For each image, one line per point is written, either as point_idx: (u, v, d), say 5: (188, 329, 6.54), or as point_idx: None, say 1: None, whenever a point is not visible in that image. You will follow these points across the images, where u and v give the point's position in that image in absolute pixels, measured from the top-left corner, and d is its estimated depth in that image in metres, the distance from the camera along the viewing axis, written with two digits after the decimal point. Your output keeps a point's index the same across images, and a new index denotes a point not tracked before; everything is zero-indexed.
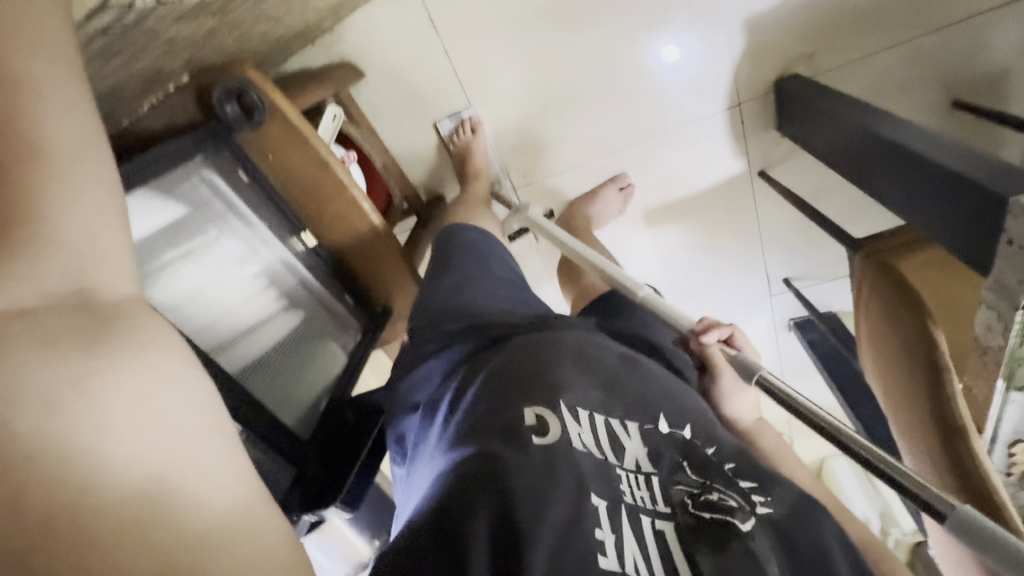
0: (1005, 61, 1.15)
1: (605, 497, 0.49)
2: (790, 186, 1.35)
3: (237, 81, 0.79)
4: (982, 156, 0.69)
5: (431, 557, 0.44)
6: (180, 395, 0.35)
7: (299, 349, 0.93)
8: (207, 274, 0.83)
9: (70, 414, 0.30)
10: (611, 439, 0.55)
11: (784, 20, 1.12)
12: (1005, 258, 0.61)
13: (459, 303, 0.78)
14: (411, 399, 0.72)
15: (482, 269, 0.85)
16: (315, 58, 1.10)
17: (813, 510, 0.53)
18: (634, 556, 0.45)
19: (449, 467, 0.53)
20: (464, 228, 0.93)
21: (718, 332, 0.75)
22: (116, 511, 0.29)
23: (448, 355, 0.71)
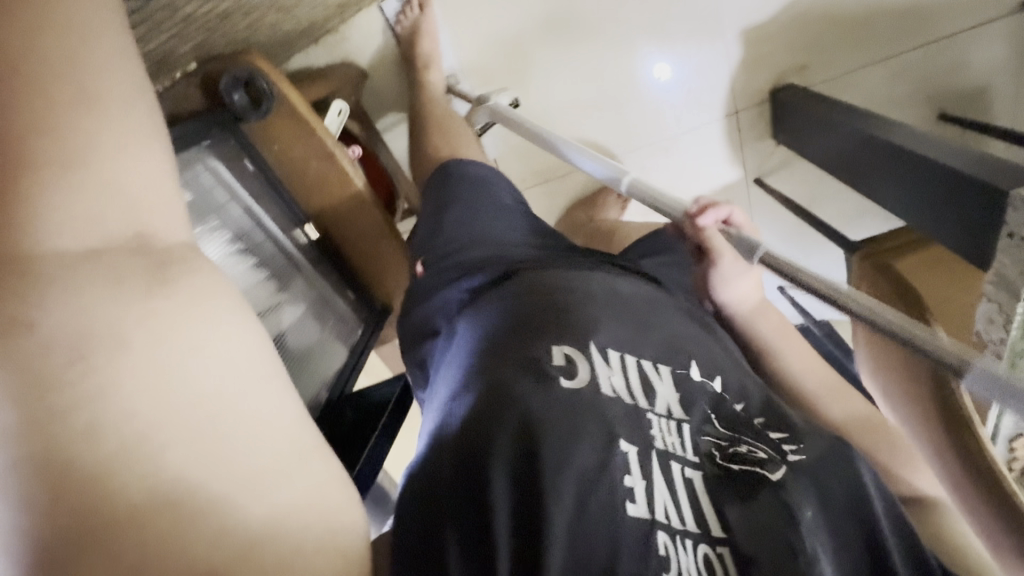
0: (988, 75, 1.21)
1: (637, 443, 0.49)
2: (786, 193, 1.38)
3: (246, 70, 0.78)
4: (978, 156, 0.72)
5: (456, 477, 0.46)
6: (217, 354, 0.35)
7: (304, 340, 0.91)
8: (227, 248, 0.83)
9: (105, 391, 0.31)
10: (644, 384, 0.55)
11: (780, 32, 1.16)
12: (1006, 251, 0.63)
13: (476, 237, 0.73)
14: (429, 325, 0.70)
15: (480, 195, 0.78)
16: (320, 58, 1.11)
17: (844, 455, 0.55)
18: (664, 505, 0.47)
19: (471, 390, 0.53)
20: (465, 163, 0.84)
21: (716, 212, 0.72)
22: (137, 513, 0.29)
23: (465, 281, 0.69)
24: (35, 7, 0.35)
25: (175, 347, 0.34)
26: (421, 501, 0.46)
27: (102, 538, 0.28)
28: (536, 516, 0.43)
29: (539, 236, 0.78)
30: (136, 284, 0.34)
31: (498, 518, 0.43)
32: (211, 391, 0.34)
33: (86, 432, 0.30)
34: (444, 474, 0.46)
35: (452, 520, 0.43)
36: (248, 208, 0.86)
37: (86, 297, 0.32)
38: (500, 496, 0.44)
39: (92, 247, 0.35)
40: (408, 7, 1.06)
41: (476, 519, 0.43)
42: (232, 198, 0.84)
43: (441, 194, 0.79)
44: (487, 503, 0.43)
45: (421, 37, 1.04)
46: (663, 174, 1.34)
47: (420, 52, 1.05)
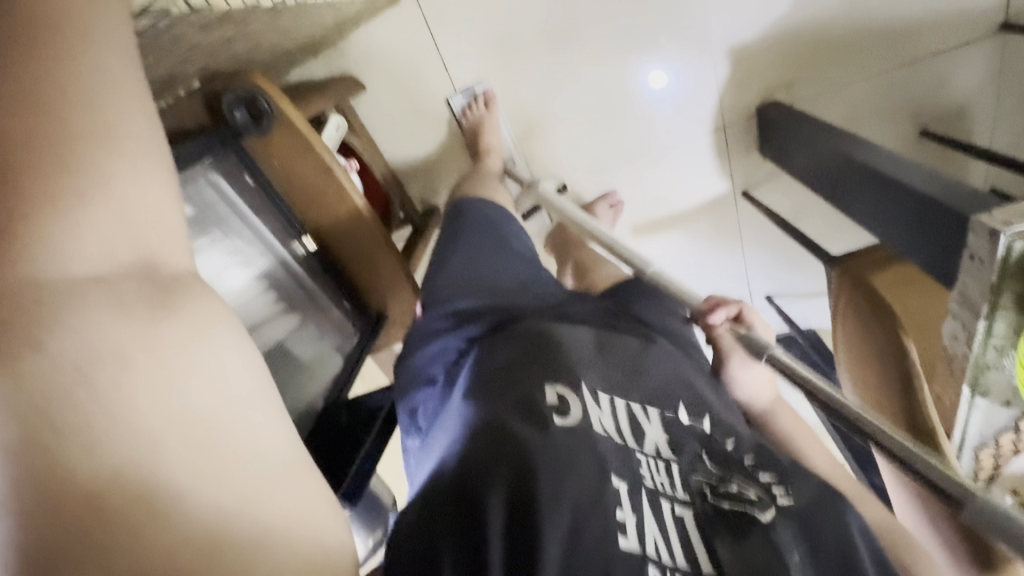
0: (967, 93, 1.25)
1: (626, 479, 0.52)
2: (772, 206, 1.42)
3: (248, 89, 0.81)
4: (946, 180, 0.75)
5: (455, 514, 0.47)
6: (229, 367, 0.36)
7: (299, 349, 0.95)
8: (229, 260, 0.88)
9: (113, 404, 0.31)
10: (631, 424, 0.59)
11: (767, 50, 1.19)
12: (966, 271, 0.66)
13: (477, 279, 0.78)
14: (424, 375, 0.72)
15: (496, 241, 0.84)
16: (316, 70, 1.14)
17: (837, 506, 0.56)
18: (654, 541, 0.49)
19: (469, 432, 0.55)
20: (475, 203, 0.91)
21: (726, 310, 0.76)
22: (123, 514, 0.30)
23: (462, 330, 0.72)
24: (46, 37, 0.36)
25: (185, 367, 0.33)
26: (416, 536, 0.47)
27: (94, 539, 0.29)
28: (530, 543, 0.45)
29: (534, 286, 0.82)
30: (138, 302, 0.34)
31: (495, 551, 0.44)
32: (216, 408, 0.34)
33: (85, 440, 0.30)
34: (438, 519, 0.47)
35: (448, 557, 0.44)
36: (250, 223, 0.90)
37: (96, 324, 0.32)
38: (493, 515, 0.46)
39: (100, 272, 0.33)
40: (474, 102, 1.17)
41: (473, 556, 0.44)
42: (235, 213, 0.87)
43: (446, 235, 0.87)
44: (482, 529, 0.45)
45: (485, 132, 1.16)
46: (653, 186, 1.37)
47: (482, 145, 1.16)
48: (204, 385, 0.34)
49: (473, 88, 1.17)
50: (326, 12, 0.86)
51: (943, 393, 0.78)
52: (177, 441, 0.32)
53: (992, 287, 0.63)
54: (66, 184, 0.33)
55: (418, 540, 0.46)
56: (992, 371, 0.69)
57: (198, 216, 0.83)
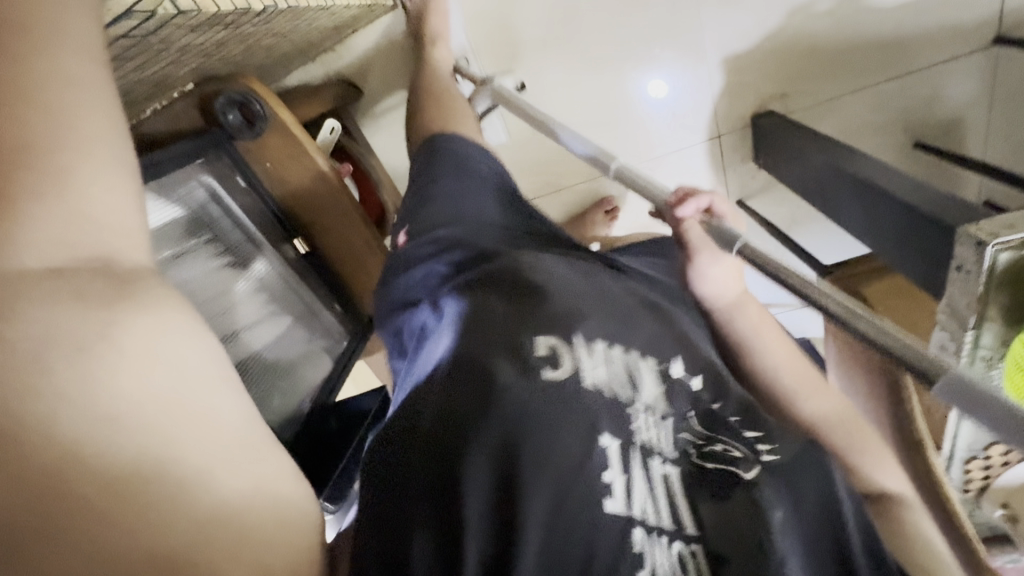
0: (958, 107, 1.25)
1: (619, 438, 0.52)
2: (765, 216, 1.42)
3: (241, 92, 0.81)
4: (935, 190, 0.75)
5: (433, 471, 0.47)
6: (198, 366, 0.38)
7: (286, 348, 0.95)
8: (212, 259, 0.87)
9: (88, 398, 0.33)
10: (629, 376, 0.57)
11: (761, 60, 1.20)
12: (953, 283, 0.66)
13: (456, 213, 0.73)
14: (408, 295, 0.69)
15: (458, 166, 0.79)
16: (314, 73, 1.15)
17: (816, 459, 0.58)
18: (642, 503, 0.50)
19: (453, 377, 0.53)
20: (453, 138, 0.84)
21: (695, 202, 0.72)
22: (106, 492, 0.32)
23: (448, 254, 0.68)
24: (32, 46, 0.38)
25: (159, 363, 0.36)
26: (393, 491, 0.47)
27: (77, 521, 0.31)
28: (513, 514, 0.46)
29: (508, 209, 0.79)
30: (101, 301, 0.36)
31: (472, 510, 0.45)
32: (187, 394, 0.37)
33: (62, 434, 0.32)
34: (414, 465, 0.48)
35: (424, 510, 0.46)
36: (237, 220, 0.89)
37: (65, 325, 0.34)
38: (475, 486, 0.46)
39: (58, 266, 0.36)
40: None
41: (449, 510, 0.45)
42: (224, 211, 0.87)
43: (426, 170, 0.80)
44: (464, 494, 0.45)
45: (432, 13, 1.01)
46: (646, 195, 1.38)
47: (429, 30, 1.02)
48: (170, 384, 0.36)
49: None
50: (321, 17, 0.87)
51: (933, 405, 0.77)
52: (160, 428, 0.35)
53: (978, 297, 0.63)
54: (42, 196, 0.36)
55: (394, 484, 0.47)
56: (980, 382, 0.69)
57: (177, 213, 0.81)
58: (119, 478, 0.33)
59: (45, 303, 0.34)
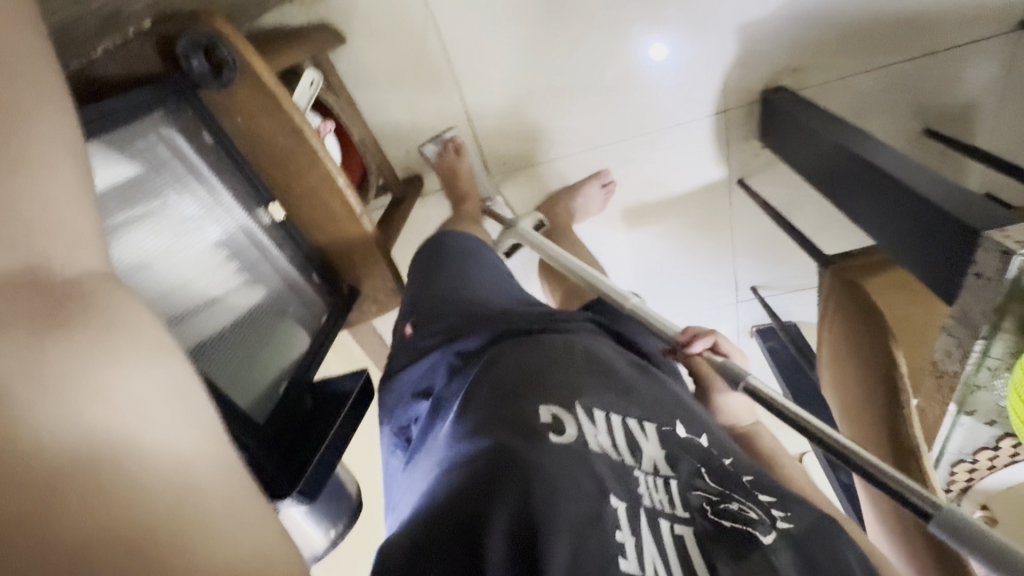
0: (973, 95, 1.20)
1: (624, 500, 0.51)
2: (766, 197, 1.37)
3: (206, 34, 0.71)
4: (948, 183, 0.72)
5: (454, 544, 0.45)
6: (154, 361, 0.33)
7: (259, 328, 0.86)
8: (189, 209, 0.79)
9: (44, 395, 0.27)
10: (629, 441, 0.58)
11: (776, 30, 1.12)
12: (970, 289, 0.62)
13: (463, 299, 0.82)
14: (415, 387, 0.74)
15: (464, 263, 0.91)
16: (293, 17, 1.06)
17: (830, 530, 0.55)
18: (654, 562, 0.47)
19: (465, 452, 0.53)
20: (456, 236, 0.99)
21: (704, 341, 0.78)
22: (64, 463, 0.26)
23: (452, 346, 0.73)
24: None
25: (111, 373, 0.31)
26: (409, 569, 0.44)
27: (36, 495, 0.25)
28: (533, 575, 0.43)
29: (516, 302, 0.83)
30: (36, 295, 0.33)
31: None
32: (162, 409, 0.31)
33: (23, 417, 0.26)
34: (435, 544, 0.45)
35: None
36: (206, 180, 0.81)
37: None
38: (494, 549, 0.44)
39: None
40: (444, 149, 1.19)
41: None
42: (190, 170, 0.78)
43: (431, 266, 0.92)
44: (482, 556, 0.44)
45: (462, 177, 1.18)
46: (641, 170, 1.32)
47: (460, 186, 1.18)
48: (118, 385, 0.30)
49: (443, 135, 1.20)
50: None
51: (928, 405, 0.77)
52: (136, 429, 0.29)
53: (996, 306, 0.60)
54: None
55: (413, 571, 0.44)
56: (982, 391, 0.69)
57: (155, 150, 0.73)
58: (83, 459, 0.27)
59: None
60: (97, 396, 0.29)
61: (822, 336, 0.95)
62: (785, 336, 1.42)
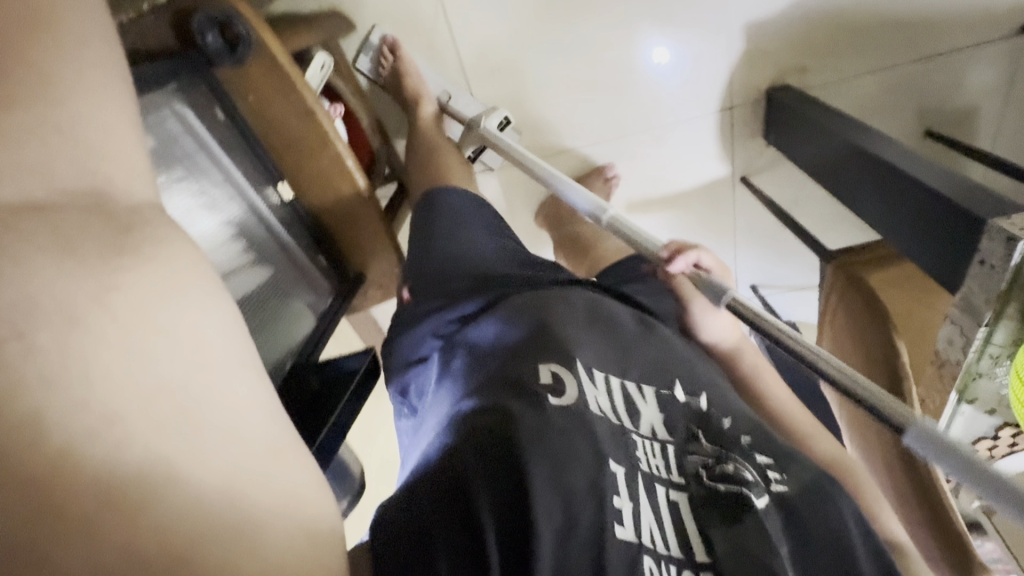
0: (974, 97, 1.22)
1: (624, 464, 0.51)
2: (767, 194, 1.38)
3: (222, 10, 0.71)
4: (954, 174, 0.73)
5: (444, 502, 0.44)
6: (185, 337, 0.34)
7: (268, 307, 0.86)
8: (195, 201, 0.78)
9: (65, 395, 0.29)
10: (627, 404, 0.58)
11: (783, 29, 1.13)
12: (975, 277, 0.64)
13: (470, 266, 0.76)
14: (415, 353, 0.71)
15: (462, 217, 0.84)
16: (303, 3, 1.05)
17: (826, 491, 0.55)
18: (650, 529, 0.48)
19: (473, 414, 0.52)
20: (451, 192, 0.88)
21: (684, 258, 0.80)
22: (102, 487, 0.28)
23: (454, 311, 0.70)
24: None
25: (157, 333, 0.33)
26: (399, 522, 0.44)
27: (62, 512, 0.27)
28: (524, 533, 0.43)
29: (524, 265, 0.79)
30: (54, 237, 0.32)
31: (490, 538, 0.42)
32: (196, 373, 0.34)
33: (59, 420, 0.28)
34: (424, 503, 0.45)
35: (444, 546, 0.42)
36: (216, 160, 0.81)
37: (41, 255, 0.31)
38: (486, 512, 0.43)
39: (43, 203, 0.34)
40: (380, 54, 1.10)
41: (470, 547, 0.42)
42: (198, 148, 0.78)
43: (427, 224, 0.83)
44: (473, 513, 0.43)
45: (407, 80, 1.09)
46: (646, 166, 1.33)
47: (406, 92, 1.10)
48: (163, 345, 0.33)
49: (372, 41, 1.09)
50: None
51: (929, 395, 0.78)
52: (176, 403, 0.32)
53: (999, 293, 0.62)
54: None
55: (410, 523, 0.44)
56: (982, 378, 0.69)
57: (160, 142, 0.73)
58: (90, 488, 0.28)
59: (27, 246, 0.31)
60: (97, 390, 0.30)
61: (827, 330, 0.96)
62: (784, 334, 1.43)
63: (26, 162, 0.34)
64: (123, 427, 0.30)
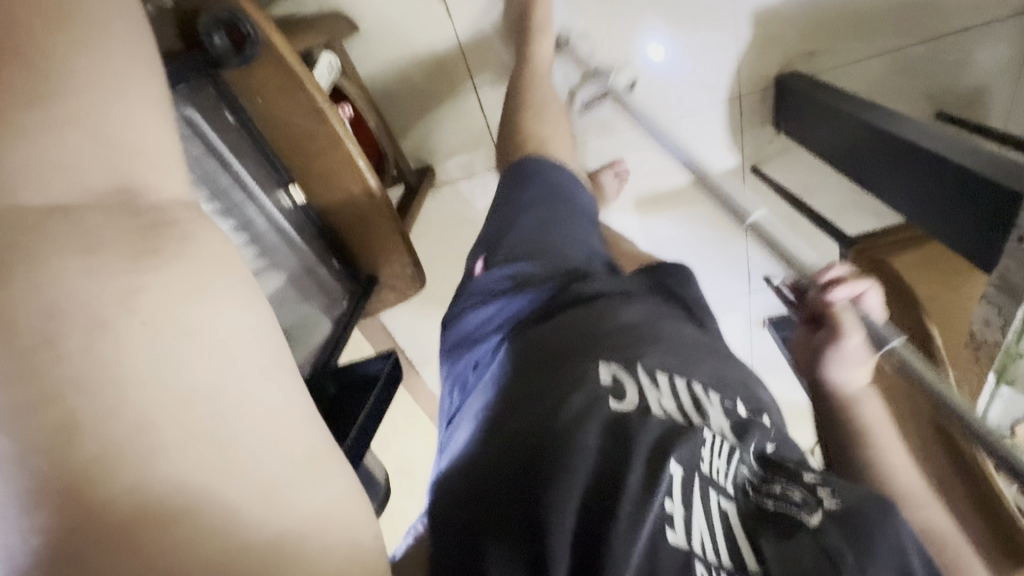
0: (986, 75, 1.20)
1: (685, 464, 0.46)
2: (779, 182, 1.37)
3: (228, 10, 0.69)
4: (980, 150, 0.71)
5: (519, 502, 0.44)
6: (204, 331, 0.31)
7: (281, 316, 0.84)
8: (211, 207, 0.77)
9: (91, 403, 0.27)
10: (694, 404, 0.54)
11: (791, 14, 1.12)
12: (1012, 254, 0.62)
13: (545, 253, 0.72)
14: (473, 337, 0.70)
15: (550, 199, 0.78)
16: (305, 5, 1.02)
17: (887, 511, 0.46)
18: (701, 536, 0.44)
19: (542, 416, 0.50)
20: (544, 162, 0.83)
21: (851, 287, 0.67)
22: (133, 515, 0.26)
23: (515, 299, 0.68)
24: None
25: (178, 333, 0.30)
26: (478, 516, 0.45)
27: (98, 537, 0.25)
28: (599, 540, 0.41)
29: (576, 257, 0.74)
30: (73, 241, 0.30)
31: (559, 547, 0.41)
32: (227, 378, 0.31)
33: (90, 432, 0.26)
34: (504, 504, 0.44)
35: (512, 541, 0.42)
36: (230, 165, 0.80)
37: (57, 254, 0.29)
38: (560, 514, 0.42)
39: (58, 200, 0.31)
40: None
41: (537, 544, 0.41)
42: (210, 152, 0.77)
43: (508, 203, 0.78)
44: (546, 515, 0.42)
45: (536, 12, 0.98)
46: (655, 159, 1.32)
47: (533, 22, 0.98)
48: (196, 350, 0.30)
49: None
50: None
51: (965, 378, 0.76)
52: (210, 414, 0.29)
53: None
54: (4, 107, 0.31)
55: (474, 509, 0.45)
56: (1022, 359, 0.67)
57: (189, 139, 0.73)
58: (123, 511, 0.26)
59: (50, 247, 0.29)
60: (122, 400, 0.27)
61: None
62: None
63: (37, 158, 0.32)
64: (146, 443, 0.27)
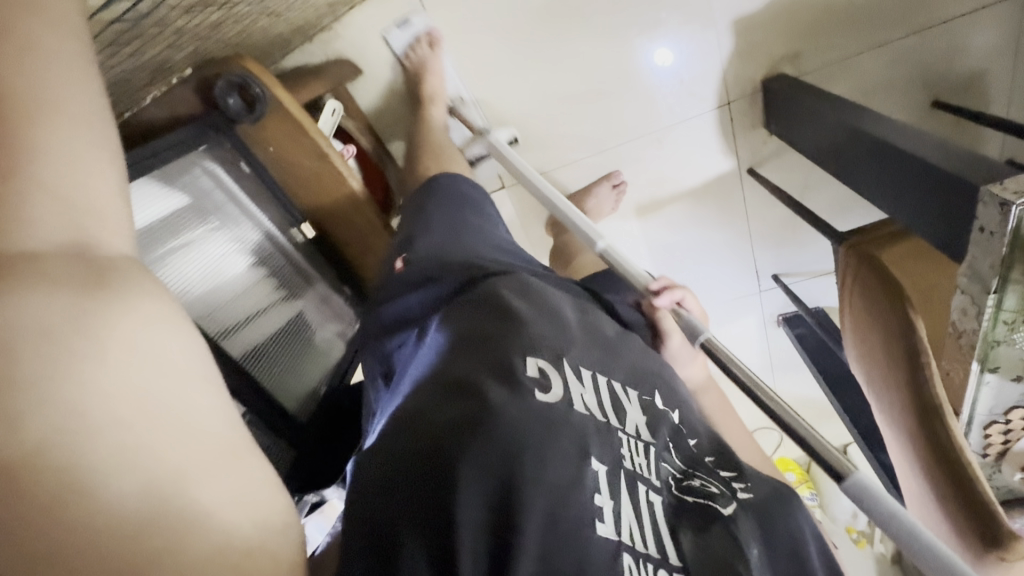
0: (980, 61, 1.20)
1: (606, 462, 0.51)
2: (776, 182, 1.38)
3: (239, 75, 0.79)
4: (954, 149, 0.73)
5: (422, 482, 0.46)
6: (179, 361, 0.37)
7: (297, 341, 0.94)
8: (231, 245, 0.87)
9: (74, 440, 0.31)
10: (613, 403, 0.58)
11: (772, 20, 1.15)
12: (976, 244, 0.64)
13: (457, 244, 0.78)
14: (396, 320, 0.73)
15: (467, 203, 0.85)
16: (313, 55, 1.12)
17: (786, 499, 0.58)
18: (630, 527, 0.49)
19: (457, 402, 0.52)
20: (454, 176, 0.89)
21: (671, 294, 0.80)
22: (124, 533, 0.31)
23: (432, 290, 0.72)
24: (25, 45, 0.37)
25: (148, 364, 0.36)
26: (375, 494, 0.46)
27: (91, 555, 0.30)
28: (509, 525, 0.44)
29: (507, 253, 0.80)
30: (81, 285, 0.36)
31: (466, 534, 0.43)
32: (189, 402, 0.36)
33: (71, 467, 0.31)
34: (404, 486, 0.46)
35: (415, 517, 0.44)
36: (245, 207, 0.89)
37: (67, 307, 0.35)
38: (466, 498, 0.44)
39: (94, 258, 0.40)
40: (417, 42, 1.10)
41: (441, 518, 0.43)
42: (229, 199, 0.87)
43: (423, 206, 0.83)
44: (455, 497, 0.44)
45: (428, 76, 1.09)
46: (651, 168, 1.35)
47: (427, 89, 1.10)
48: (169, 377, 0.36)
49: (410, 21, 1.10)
50: None
51: (952, 368, 0.78)
52: (182, 429, 0.35)
53: (1001, 259, 0.61)
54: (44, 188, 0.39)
55: (382, 490, 0.46)
56: (1002, 346, 0.68)
57: (150, 224, 0.74)
58: (120, 533, 0.31)
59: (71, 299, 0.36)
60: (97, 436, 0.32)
61: (846, 312, 0.99)
62: (812, 319, 1.42)
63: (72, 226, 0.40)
64: (133, 466, 0.33)
